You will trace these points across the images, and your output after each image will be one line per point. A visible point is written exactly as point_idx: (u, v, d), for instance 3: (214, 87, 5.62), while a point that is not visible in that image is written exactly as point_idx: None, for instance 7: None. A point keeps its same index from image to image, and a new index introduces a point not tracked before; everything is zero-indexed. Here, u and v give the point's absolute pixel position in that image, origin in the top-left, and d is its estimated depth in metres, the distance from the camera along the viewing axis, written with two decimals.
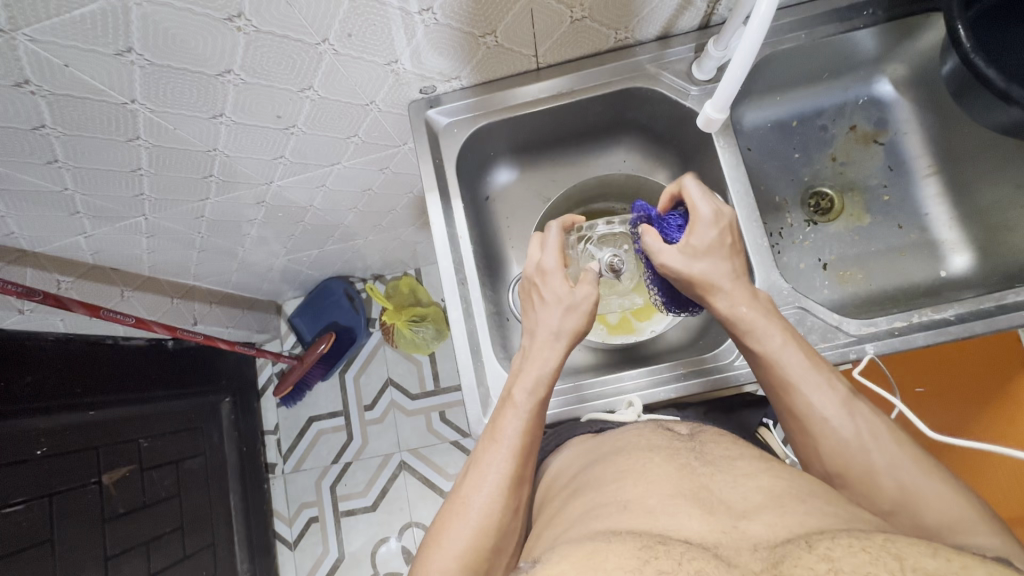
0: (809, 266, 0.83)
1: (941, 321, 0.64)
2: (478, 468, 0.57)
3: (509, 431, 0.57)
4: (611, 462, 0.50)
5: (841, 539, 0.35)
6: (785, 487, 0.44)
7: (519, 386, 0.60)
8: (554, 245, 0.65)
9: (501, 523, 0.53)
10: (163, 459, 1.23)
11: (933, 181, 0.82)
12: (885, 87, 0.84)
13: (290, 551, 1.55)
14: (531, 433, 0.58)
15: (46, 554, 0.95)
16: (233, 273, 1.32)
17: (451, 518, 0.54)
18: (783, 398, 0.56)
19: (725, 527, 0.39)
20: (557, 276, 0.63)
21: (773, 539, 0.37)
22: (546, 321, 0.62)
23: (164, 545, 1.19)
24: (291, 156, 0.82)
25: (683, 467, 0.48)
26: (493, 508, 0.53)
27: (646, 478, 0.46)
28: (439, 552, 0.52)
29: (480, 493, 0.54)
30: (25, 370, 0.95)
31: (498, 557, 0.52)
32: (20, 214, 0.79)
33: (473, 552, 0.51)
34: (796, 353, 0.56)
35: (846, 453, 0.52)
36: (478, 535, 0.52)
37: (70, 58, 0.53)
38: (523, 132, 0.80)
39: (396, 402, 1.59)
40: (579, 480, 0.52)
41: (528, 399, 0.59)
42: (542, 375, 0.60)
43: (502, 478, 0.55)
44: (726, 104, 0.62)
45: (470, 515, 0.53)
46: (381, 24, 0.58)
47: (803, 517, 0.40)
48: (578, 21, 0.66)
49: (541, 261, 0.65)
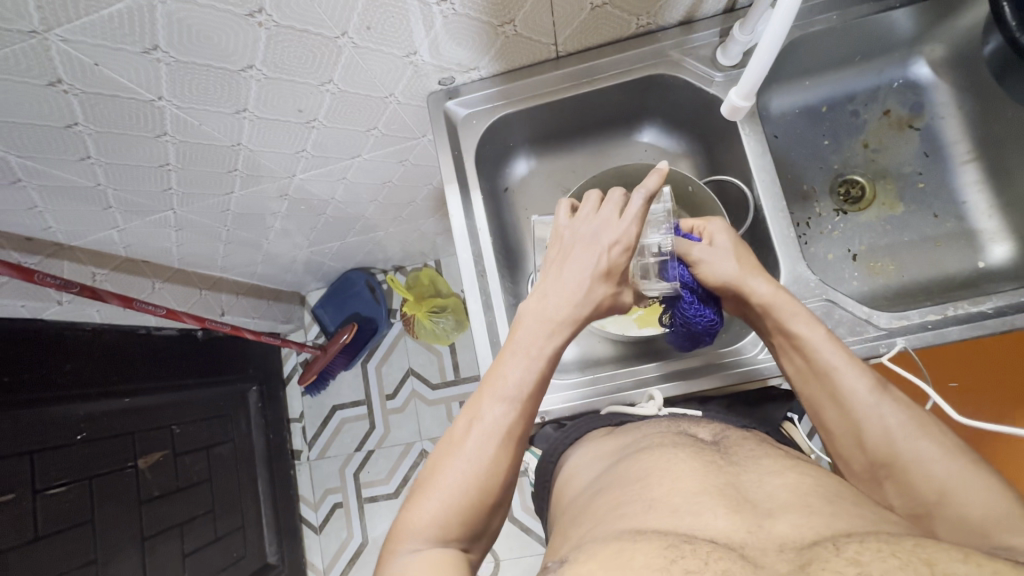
0: (837, 257, 0.81)
1: (978, 314, 0.61)
2: (478, 416, 0.54)
3: (511, 385, 0.54)
4: (634, 459, 0.50)
5: (870, 543, 0.34)
6: (812, 486, 0.44)
7: (528, 339, 0.56)
8: (637, 210, 0.58)
9: (500, 476, 0.52)
10: (195, 445, 1.27)
11: (972, 168, 0.79)
12: (922, 70, 0.80)
13: (316, 535, 1.59)
14: (537, 386, 0.55)
15: (88, 534, 1.00)
16: (258, 265, 1.36)
17: (444, 466, 0.53)
18: (824, 388, 0.55)
19: (750, 528, 0.38)
20: (629, 246, 0.58)
21: (800, 540, 0.36)
22: (567, 297, 0.57)
23: (197, 527, 1.24)
24: (312, 150, 0.83)
25: (711, 465, 0.47)
26: (493, 461, 0.52)
27: (669, 476, 0.46)
28: (432, 499, 0.51)
29: (480, 445, 0.52)
30: (64, 359, 1.00)
31: (495, 507, 0.53)
32: (56, 208, 0.83)
33: (469, 502, 0.51)
34: (838, 346, 0.56)
35: (873, 433, 0.52)
36: (476, 489, 0.51)
37: (99, 57, 0.54)
38: (541, 122, 0.80)
39: (417, 391, 1.62)
40: (602, 477, 0.52)
41: (537, 354, 0.55)
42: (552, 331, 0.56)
43: (500, 433, 0.53)
44: (753, 89, 0.61)
45: (469, 465, 0.52)
46: (400, 15, 0.58)
47: (831, 518, 0.39)
48: (599, 8, 0.65)
49: (615, 233, 0.57)
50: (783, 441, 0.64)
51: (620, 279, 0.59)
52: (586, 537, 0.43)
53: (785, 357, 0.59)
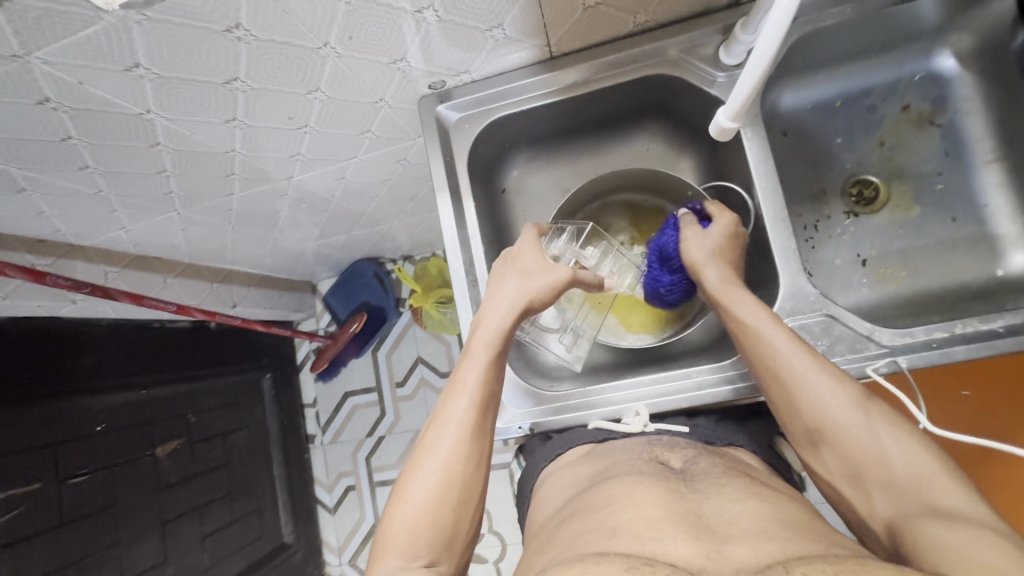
0: (845, 262, 0.78)
1: (987, 332, 0.58)
2: (439, 420, 0.58)
3: (468, 385, 0.59)
4: (603, 487, 0.51)
5: (819, 564, 0.36)
6: (772, 514, 0.45)
7: (477, 340, 0.62)
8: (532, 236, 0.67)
9: (464, 475, 0.55)
10: (211, 432, 1.32)
11: (995, 169, 0.74)
12: (947, 62, 0.74)
13: (330, 516, 1.65)
14: (489, 382, 0.60)
15: (110, 519, 1.05)
16: (268, 257, 1.38)
17: (413, 475, 0.56)
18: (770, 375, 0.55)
19: (710, 553, 0.39)
20: (535, 253, 0.66)
21: (755, 565, 0.37)
22: (501, 299, 0.63)
23: (214, 510, 1.30)
24: (308, 152, 0.82)
25: (673, 492, 0.48)
26: (455, 460, 0.55)
27: (635, 503, 0.47)
28: (403, 508, 0.54)
29: (441, 446, 0.56)
30: (80, 354, 1.04)
31: (464, 509, 0.55)
32: (63, 212, 0.84)
33: (438, 505, 0.53)
34: (780, 328, 0.56)
35: (812, 411, 0.53)
36: (442, 489, 0.54)
37: (83, 76, 0.53)
38: (538, 123, 0.77)
39: (426, 380, 1.64)
40: (573, 503, 0.53)
41: (484, 350, 0.61)
42: (498, 327, 0.61)
43: (462, 430, 0.57)
44: (742, 110, 0.54)
45: (433, 468, 0.55)
46: (383, 24, 0.56)
47: (785, 543, 0.40)
48: (592, 8, 0.62)
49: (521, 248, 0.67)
50: (773, 458, 0.63)
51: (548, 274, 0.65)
52: (552, 563, 0.43)
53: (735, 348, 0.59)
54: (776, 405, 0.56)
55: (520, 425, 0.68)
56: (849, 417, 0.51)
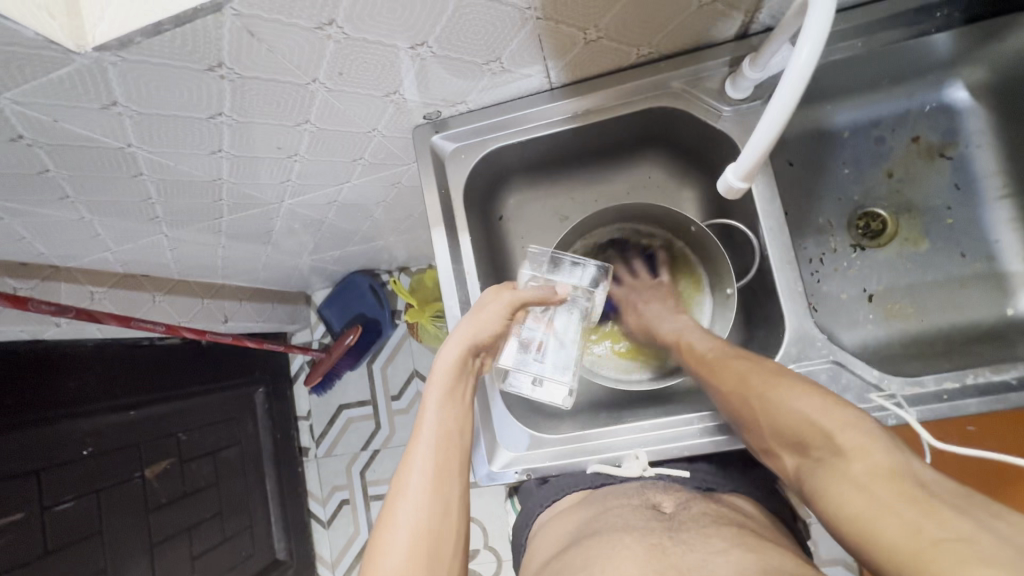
0: (851, 297, 0.76)
1: (999, 384, 0.56)
2: (404, 474, 0.58)
3: (426, 431, 0.60)
4: (582, 545, 0.51)
5: None
6: (754, 564, 0.44)
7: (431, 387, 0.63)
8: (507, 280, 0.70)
9: (433, 525, 0.55)
10: (201, 450, 1.30)
11: (1008, 205, 0.72)
12: (959, 93, 0.72)
13: (324, 529, 1.64)
14: (449, 425, 0.60)
15: (96, 546, 1.03)
16: (260, 272, 1.35)
17: (384, 535, 0.55)
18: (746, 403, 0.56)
19: None
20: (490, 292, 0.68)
21: None
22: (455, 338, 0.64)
23: (204, 530, 1.28)
24: (299, 178, 0.79)
25: (653, 548, 0.47)
26: (422, 512, 0.55)
27: (613, 560, 0.46)
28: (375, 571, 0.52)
29: (407, 501, 0.56)
30: (64, 377, 1.02)
31: (438, 563, 0.53)
32: (45, 237, 0.82)
33: (408, 560, 0.52)
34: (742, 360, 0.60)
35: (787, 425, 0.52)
36: (411, 544, 0.53)
37: (58, 114, 0.51)
38: (537, 152, 0.75)
39: (421, 393, 1.62)
40: (555, 563, 0.52)
41: (438, 393, 0.62)
42: (451, 369, 0.63)
43: (425, 475, 0.57)
44: (755, 169, 0.49)
45: (401, 525, 0.54)
46: (374, 61, 0.54)
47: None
48: (594, 41, 0.59)
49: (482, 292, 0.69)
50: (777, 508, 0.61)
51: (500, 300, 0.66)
52: None
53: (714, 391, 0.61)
54: (737, 404, 0.58)
55: (516, 471, 0.65)
56: (765, 385, 0.55)
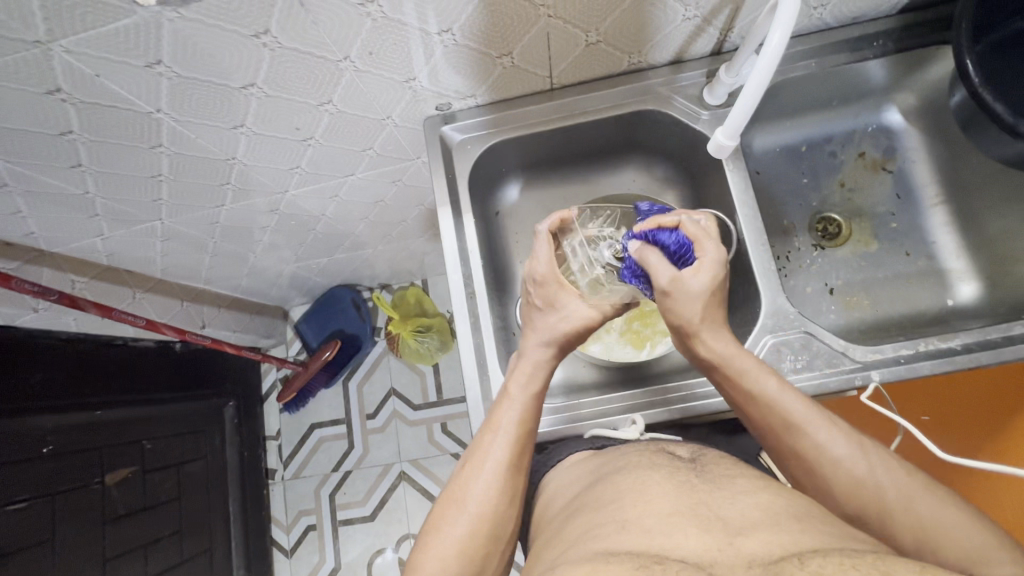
0: (815, 290, 0.84)
1: (948, 350, 0.64)
2: (477, 455, 0.59)
3: (506, 420, 0.60)
4: (608, 482, 0.54)
5: (834, 558, 0.37)
6: (783, 506, 0.47)
7: (515, 380, 0.62)
8: (545, 250, 0.66)
9: (498, 512, 0.56)
10: (165, 461, 1.23)
11: (941, 211, 0.83)
12: (894, 116, 0.85)
13: (287, 559, 1.54)
14: (528, 421, 0.60)
15: (47, 554, 0.95)
16: (243, 279, 1.34)
17: (450, 506, 0.57)
18: (790, 445, 0.56)
19: (722, 545, 0.41)
20: (554, 285, 0.65)
21: (767, 558, 0.39)
22: (537, 334, 0.65)
23: (161, 549, 1.19)
24: (307, 166, 0.83)
25: (684, 485, 0.51)
26: (491, 498, 0.57)
27: (644, 497, 0.49)
28: (437, 538, 0.56)
29: (477, 483, 0.57)
30: (34, 368, 0.97)
31: (495, 545, 0.56)
32: (41, 215, 0.82)
33: (470, 541, 0.55)
34: (794, 395, 0.57)
35: (850, 489, 0.54)
36: (476, 524, 0.56)
37: (101, 69, 0.55)
38: (535, 149, 0.82)
39: (398, 412, 1.59)
40: (578, 500, 0.54)
41: (522, 392, 0.61)
42: (535, 369, 0.62)
43: (499, 468, 0.57)
44: (738, 130, 0.64)
45: (469, 504, 0.56)
46: (402, 44, 0.60)
47: (798, 534, 0.42)
48: (593, 45, 0.68)
49: (534, 270, 0.66)
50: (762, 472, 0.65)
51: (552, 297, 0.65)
52: (561, 556, 0.45)
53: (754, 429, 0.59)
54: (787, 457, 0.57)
55: None
56: (816, 447, 0.55)
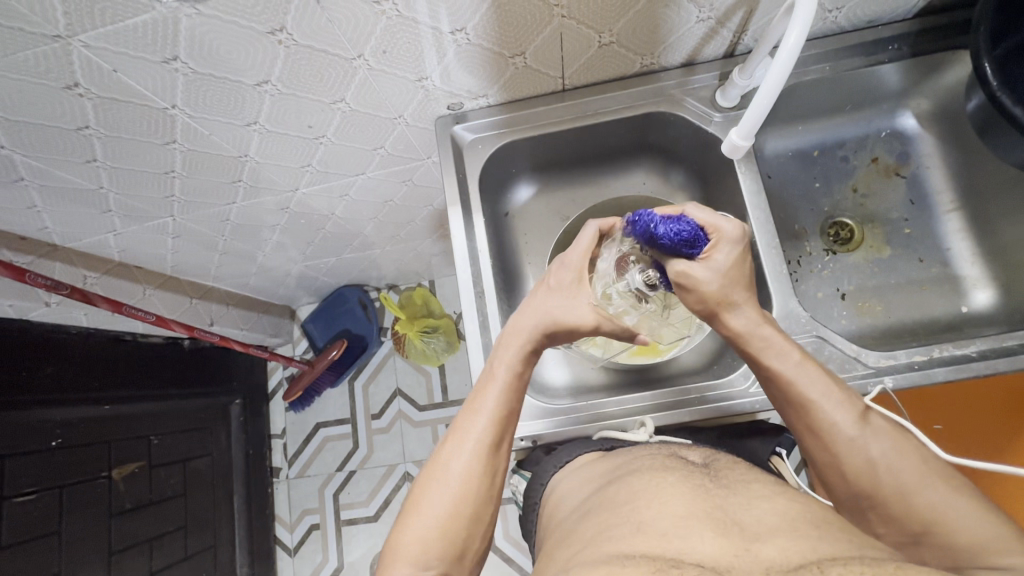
0: (826, 295, 0.83)
1: (962, 357, 0.63)
2: (459, 435, 0.58)
3: (488, 402, 0.59)
4: (623, 482, 0.53)
5: (854, 566, 0.37)
6: (799, 513, 0.47)
7: (498, 359, 0.61)
8: (587, 238, 0.64)
9: (479, 491, 0.56)
10: (171, 457, 1.24)
11: (955, 217, 0.82)
12: (908, 121, 0.84)
13: (289, 558, 1.54)
14: (511, 401, 0.59)
15: (54, 546, 0.96)
16: (252, 277, 1.35)
17: (429, 487, 0.57)
18: (804, 419, 0.57)
19: (738, 551, 0.41)
20: (569, 272, 0.63)
21: (786, 565, 0.39)
22: (529, 321, 0.61)
23: (166, 545, 1.20)
24: (318, 164, 0.83)
25: (698, 489, 0.50)
26: (472, 478, 0.56)
27: (658, 499, 0.48)
28: (416, 519, 0.55)
29: (458, 462, 0.57)
30: (45, 361, 0.98)
31: (476, 525, 0.56)
32: (55, 209, 0.82)
33: (451, 520, 0.54)
34: (814, 372, 0.57)
35: (863, 469, 0.54)
36: (456, 504, 0.55)
37: (120, 64, 0.55)
38: (545, 150, 0.81)
39: (403, 412, 1.59)
40: (591, 501, 0.54)
41: (506, 372, 0.60)
42: (522, 350, 0.61)
43: (481, 447, 0.57)
44: (752, 130, 0.64)
45: (450, 483, 0.56)
46: (415, 42, 0.60)
47: (815, 542, 0.42)
48: (606, 46, 0.68)
49: (565, 256, 0.64)
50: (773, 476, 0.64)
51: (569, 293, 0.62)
52: (574, 558, 0.45)
53: (772, 399, 0.59)
54: (803, 432, 0.58)
55: (524, 437, 0.68)
56: (833, 424, 0.55)
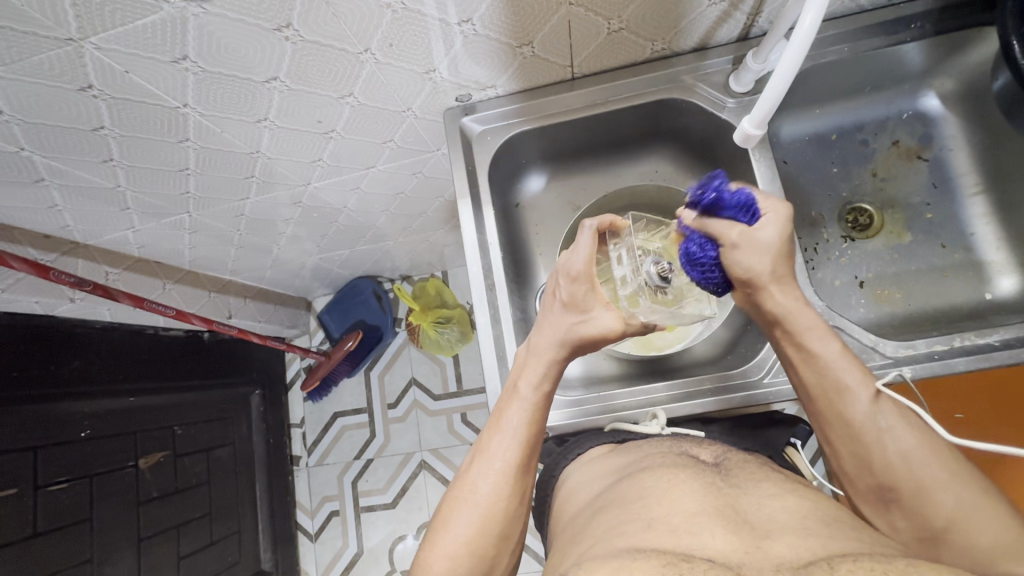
0: (844, 283, 0.81)
1: (984, 346, 0.62)
2: (484, 453, 0.59)
3: (512, 421, 0.59)
4: (635, 479, 0.53)
5: (864, 563, 0.37)
6: (812, 510, 0.46)
7: (524, 378, 0.61)
8: (585, 245, 0.60)
9: (506, 511, 0.57)
10: (195, 446, 1.27)
11: (980, 201, 0.79)
12: (931, 102, 0.81)
13: (311, 543, 1.58)
14: (537, 420, 0.60)
15: (86, 532, 1.00)
16: (267, 270, 1.37)
17: (457, 505, 0.58)
18: (835, 407, 0.57)
19: (748, 548, 0.41)
20: (582, 285, 0.60)
21: (796, 562, 0.39)
22: (552, 330, 0.62)
23: (193, 530, 1.24)
24: (329, 159, 0.84)
25: (709, 485, 0.51)
26: (498, 498, 0.57)
27: (670, 496, 0.49)
28: (445, 537, 0.56)
29: (485, 483, 0.57)
30: (72, 356, 1.01)
31: (504, 543, 0.57)
32: (75, 207, 0.84)
33: (478, 540, 0.55)
34: (851, 362, 0.57)
35: (891, 464, 0.53)
36: (483, 524, 0.56)
37: (131, 65, 0.56)
38: (555, 140, 0.81)
39: (419, 401, 1.61)
40: (603, 496, 0.54)
41: (532, 391, 0.60)
42: (547, 370, 0.61)
43: (507, 467, 0.57)
44: (765, 119, 0.62)
45: (477, 504, 0.56)
46: (421, 33, 0.60)
47: (826, 539, 0.42)
48: (616, 33, 0.67)
49: (565, 264, 0.61)
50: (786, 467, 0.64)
51: (584, 304, 0.60)
52: (585, 554, 0.45)
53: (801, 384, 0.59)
54: (830, 420, 0.57)
55: None
56: (866, 415, 0.55)
